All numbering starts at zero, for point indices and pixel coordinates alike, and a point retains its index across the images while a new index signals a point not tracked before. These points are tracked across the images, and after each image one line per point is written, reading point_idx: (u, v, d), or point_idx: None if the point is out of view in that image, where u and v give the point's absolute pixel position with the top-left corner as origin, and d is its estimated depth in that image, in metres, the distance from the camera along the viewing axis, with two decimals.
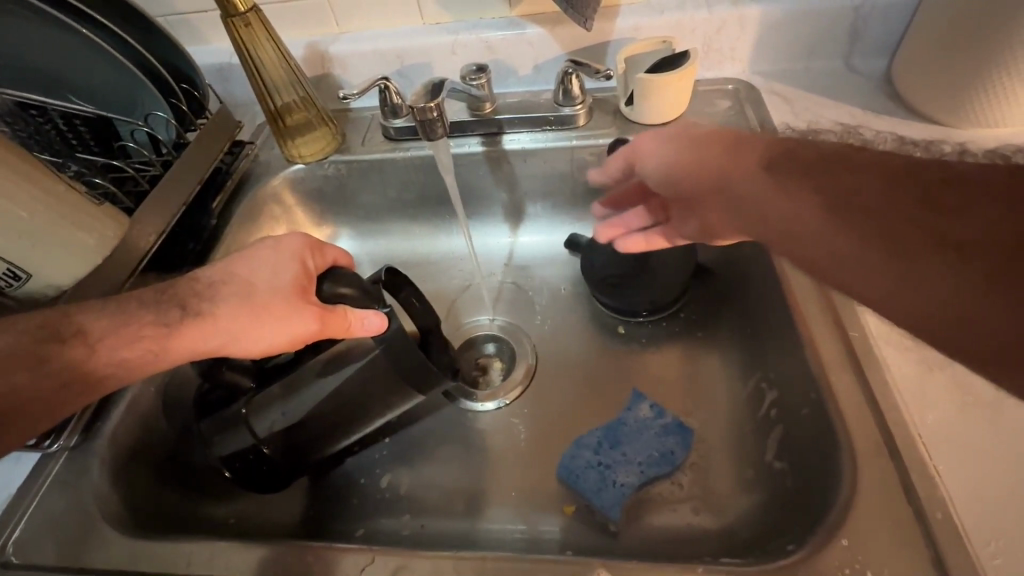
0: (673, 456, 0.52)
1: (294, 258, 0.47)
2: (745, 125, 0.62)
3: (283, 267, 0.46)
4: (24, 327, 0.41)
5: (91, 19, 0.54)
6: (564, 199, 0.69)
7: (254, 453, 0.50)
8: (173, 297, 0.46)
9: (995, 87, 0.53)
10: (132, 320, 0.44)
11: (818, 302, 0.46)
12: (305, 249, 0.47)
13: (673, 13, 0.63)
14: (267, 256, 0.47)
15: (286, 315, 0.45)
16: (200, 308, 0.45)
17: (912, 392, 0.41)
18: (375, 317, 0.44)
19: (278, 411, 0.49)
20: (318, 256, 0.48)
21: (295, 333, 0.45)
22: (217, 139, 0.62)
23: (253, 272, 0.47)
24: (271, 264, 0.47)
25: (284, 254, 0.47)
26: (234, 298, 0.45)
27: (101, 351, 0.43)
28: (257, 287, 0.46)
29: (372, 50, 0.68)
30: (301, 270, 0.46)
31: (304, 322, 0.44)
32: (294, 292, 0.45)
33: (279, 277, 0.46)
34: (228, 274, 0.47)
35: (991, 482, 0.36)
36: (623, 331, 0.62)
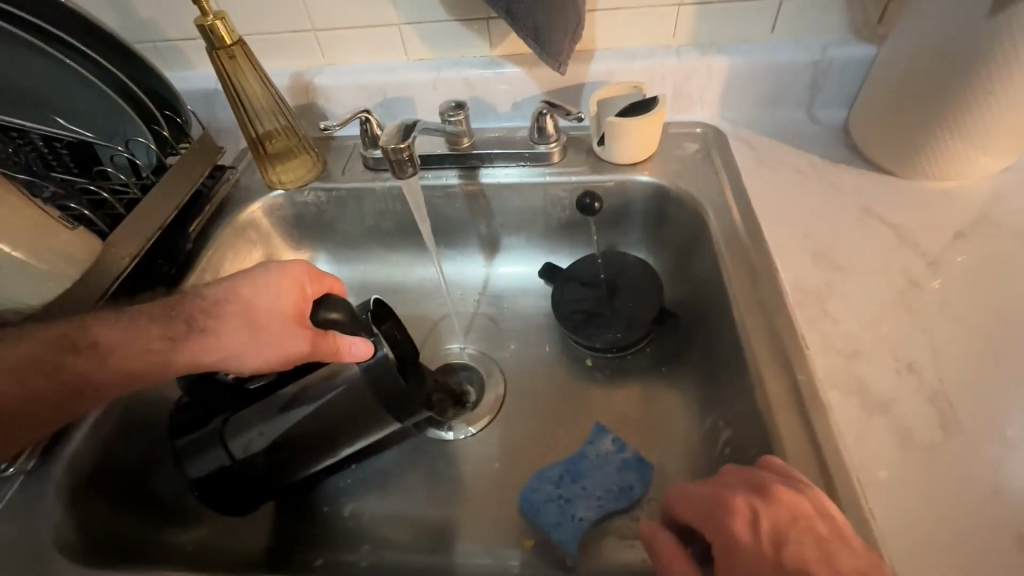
0: (631, 491, 0.52)
1: (296, 283, 0.48)
2: (711, 167, 0.65)
3: (283, 291, 0.47)
4: (44, 336, 0.42)
5: (76, 48, 0.56)
6: (537, 232, 0.71)
7: (226, 472, 0.49)
8: (183, 312, 0.45)
9: (941, 145, 0.57)
10: (140, 333, 0.44)
11: (770, 343, 0.48)
12: (305, 275, 0.49)
13: (645, 60, 0.66)
14: (272, 278, 0.47)
15: (283, 336, 0.46)
16: (209, 325, 0.45)
17: (854, 436, 0.42)
18: (362, 345, 0.45)
19: (256, 431, 0.48)
20: (318, 283, 0.49)
21: (286, 352, 0.46)
22: (199, 162, 0.63)
23: (256, 290, 0.46)
24: (273, 285, 0.47)
25: (285, 277, 0.47)
26: (240, 315, 0.46)
27: (109, 359, 0.43)
28: (261, 309, 0.46)
29: (353, 83, 0.70)
30: (298, 295, 0.48)
31: (297, 344, 0.46)
32: (292, 315, 0.47)
33: (280, 300, 0.47)
34: (233, 293, 0.46)
35: (922, 525, 0.38)
36: (590, 362, 0.64)
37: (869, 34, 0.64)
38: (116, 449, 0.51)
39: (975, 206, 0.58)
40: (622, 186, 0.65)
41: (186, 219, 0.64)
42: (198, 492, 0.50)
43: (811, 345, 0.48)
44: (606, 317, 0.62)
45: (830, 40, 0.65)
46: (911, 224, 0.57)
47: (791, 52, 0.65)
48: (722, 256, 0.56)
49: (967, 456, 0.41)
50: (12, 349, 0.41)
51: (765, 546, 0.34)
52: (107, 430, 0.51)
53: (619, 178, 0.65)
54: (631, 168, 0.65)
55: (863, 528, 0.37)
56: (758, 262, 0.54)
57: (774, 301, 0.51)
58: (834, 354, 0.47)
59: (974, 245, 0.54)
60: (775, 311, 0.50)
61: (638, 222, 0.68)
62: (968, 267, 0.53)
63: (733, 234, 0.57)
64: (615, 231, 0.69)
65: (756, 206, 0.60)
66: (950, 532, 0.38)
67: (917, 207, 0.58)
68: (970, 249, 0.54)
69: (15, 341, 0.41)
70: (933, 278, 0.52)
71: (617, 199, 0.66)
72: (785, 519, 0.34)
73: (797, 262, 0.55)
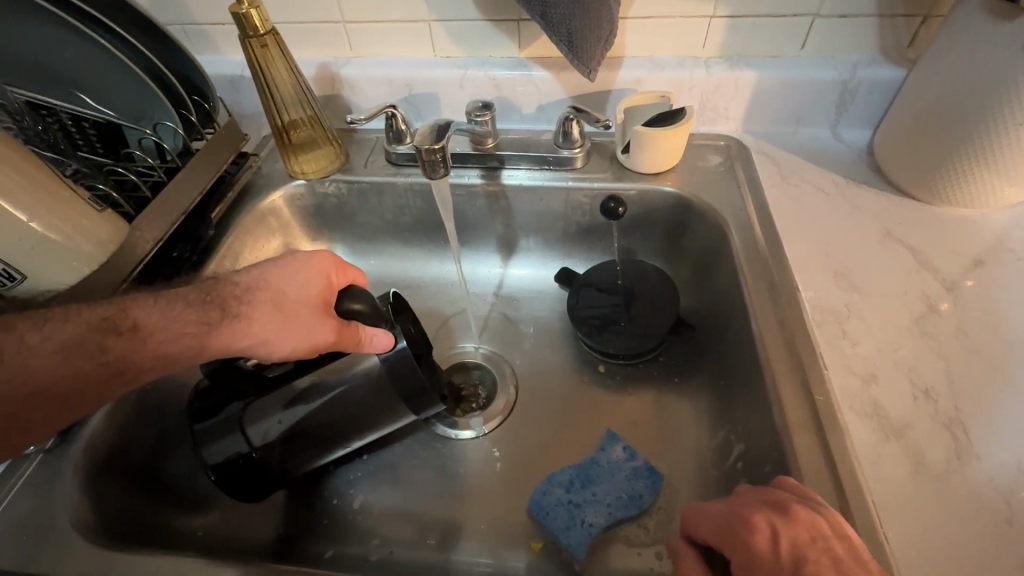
0: (641, 500, 0.53)
1: (321, 273, 0.48)
2: (733, 181, 0.65)
3: (310, 280, 0.48)
4: (87, 317, 0.42)
5: (107, 27, 0.55)
6: (555, 236, 0.71)
7: (243, 459, 0.50)
8: (218, 297, 0.45)
9: (966, 172, 0.57)
10: (177, 316, 0.44)
11: (789, 361, 0.48)
12: (331, 266, 0.49)
13: (673, 70, 0.66)
14: (300, 268, 0.48)
15: (308, 325, 0.46)
16: (242, 311, 0.45)
17: (868, 459, 0.43)
18: (382, 336, 0.45)
19: (274, 419, 0.49)
20: (342, 273, 0.50)
21: (309, 340, 0.46)
22: (224, 147, 0.63)
23: (285, 278, 0.47)
24: (301, 276, 0.47)
25: (312, 268, 0.48)
26: (268, 303, 0.46)
27: (149, 341, 0.43)
28: (291, 297, 0.47)
29: (380, 77, 0.70)
30: (325, 284, 0.48)
31: (320, 333, 0.46)
32: (320, 304, 0.47)
33: (307, 290, 0.47)
34: (261, 281, 0.47)
35: (934, 550, 0.38)
36: (603, 369, 0.64)
37: (899, 57, 0.64)
38: (131, 433, 0.51)
39: (995, 234, 0.58)
40: (644, 195, 0.65)
41: (208, 205, 0.64)
42: (213, 478, 0.50)
43: (828, 366, 0.48)
44: (621, 325, 0.62)
45: (859, 60, 0.65)
46: (931, 250, 0.57)
47: (821, 71, 0.65)
48: (742, 272, 0.56)
49: (981, 484, 0.41)
50: (55, 332, 0.41)
51: (784, 561, 0.34)
52: (125, 412, 0.51)
53: (642, 187, 0.65)
54: (654, 177, 0.65)
55: (877, 551, 0.38)
56: (777, 278, 0.54)
57: (793, 319, 0.51)
58: (852, 376, 0.48)
59: (994, 273, 0.55)
60: (794, 329, 0.50)
61: (658, 232, 0.68)
62: (987, 294, 0.53)
63: (753, 250, 0.57)
64: (634, 239, 0.70)
65: (777, 222, 0.61)
66: (962, 558, 0.38)
67: (938, 233, 0.59)
68: (990, 277, 0.54)
69: (59, 322, 0.41)
70: (951, 305, 0.52)
71: (639, 207, 0.67)
72: (804, 539, 0.34)
73: (816, 281, 0.55)
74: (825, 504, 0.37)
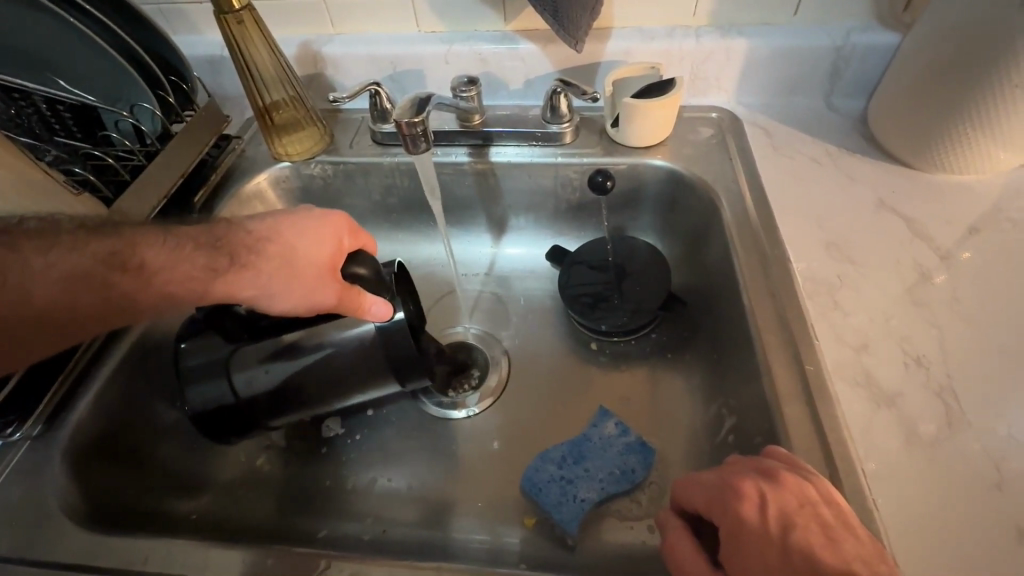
0: (633, 475, 0.53)
1: (334, 234, 0.47)
2: (725, 153, 0.63)
3: (323, 240, 0.47)
4: (93, 250, 0.41)
5: (80, 8, 0.55)
6: (546, 214, 0.70)
7: (228, 406, 0.50)
8: (229, 245, 0.44)
9: (960, 138, 0.56)
10: (184, 259, 0.43)
11: (780, 332, 0.48)
12: (345, 229, 0.48)
13: (663, 40, 0.64)
14: (316, 226, 0.47)
15: (311, 286, 0.45)
16: (251, 261, 0.44)
17: (859, 429, 0.43)
18: (381, 305, 0.45)
19: (262, 369, 0.49)
20: (355, 238, 0.48)
21: (311, 299, 0.45)
22: (204, 130, 0.63)
23: (298, 235, 0.46)
24: (314, 234, 0.46)
25: (325, 228, 0.47)
26: (278, 258, 0.45)
27: (153, 280, 0.42)
28: (301, 254, 0.45)
29: (363, 55, 0.68)
30: (336, 246, 0.47)
31: (320, 294, 0.45)
32: (327, 266, 0.45)
33: (318, 250, 0.46)
34: (275, 234, 0.45)
35: (921, 517, 0.39)
36: (595, 346, 0.64)
37: (895, 22, 0.62)
38: (120, 418, 0.51)
39: (990, 202, 0.57)
40: (634, 170, 0.64)
41: (190, 189, 0.64)
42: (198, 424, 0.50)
43: (818, 336, 0.48)
44: (612, 302, 0.62)
45: (854, 26, 0.63)
46: (926, 218, 0.56)
47: (814, 38, 0.63)
48: (732, 244, 0.55)
49: (973, 451, 0.41)
50: (60, 261, 0.40)
51: (772, 527, 0.34)
52: (112, 397, 0.51)
53: (632, 161, 0.64)
54: (644, 151, 0.64)
55: (866, 518, 0.38)
56: (769, 250, 0.54)
57: (784, 290, 0.51)
58: (843, 347, 0.47)
59: (989, 241, 0.54)
60: (785, 301, 0.50)
61: (648, 206, 0.67)
62: (981, 263, 0.52)
63: (745, 222, 0.56)
64: (624, 216, 0.69)
65: (769, 193, 0.60)
66: (950, 524, 0.38)
67: (932, 201, 0.58)
68: (984, 246, 0.54)
69: (64, 250, 0.40)
70: (944, 274, 0.52)
71: (629, 181, 0.65)
72: (792, 505, 0.34)
73: (808, 252, 0.54)
74: (813, 471, 0.37)
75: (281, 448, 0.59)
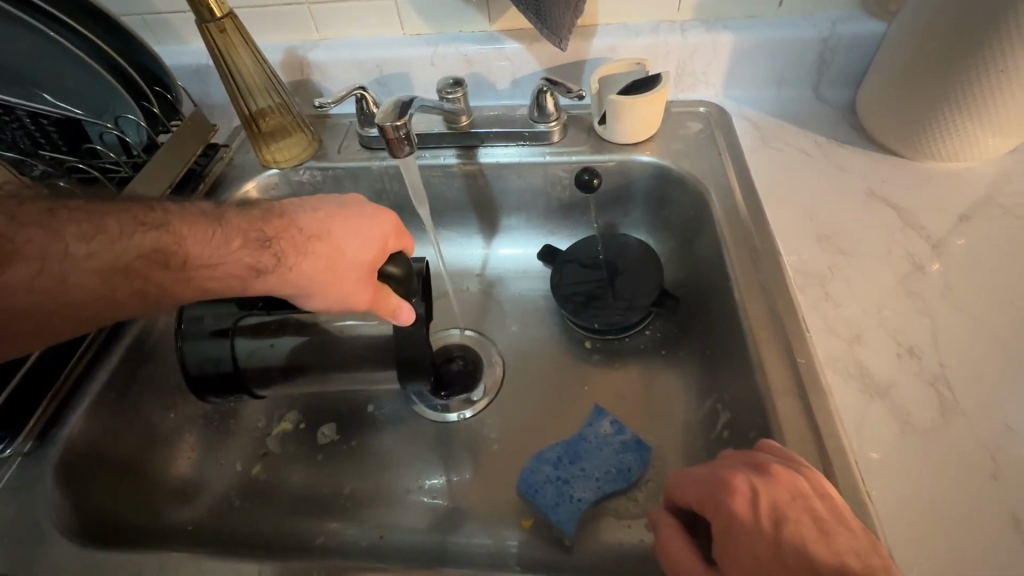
0: (629, 473, 0.53)
1: (381, 236, 0.46)
2: (714, 147, 0.63)
3: (370, 241, 0.46)
4: (138, 243, 0.39)
5: (52, 16, 0.54)
6: (540, 214, 0.70)
7: (223, 371, 0.49)
8: (278, 244, 0.43)
9: (949, 126, 0.55)
10: (231, 257, 0.42)
11: (772, 326, 0.48)
12: (392, 231, 0.47)
13: (648, 35, 0.64)
14: (366, 226, 0.46)
15: (349, 288, 0.45)
16: (296, 262, 0.43)
17: (851, 421, 0.42)
18: (408, 310, 0.47)
19: (265, 341, 0.49)
20: (399, 241, 0.48)
21: (346, 302, 0.45)
22: (192, 140, 0.64)
23: (347, 236, 0.45)
24: (362, 235, 0.45)
25: (374, 230, 0.46)
26: (324, 258, 0.44)
27: (192, 277, 0.41)
28: (346, 256, 0.44)
29: (349, 59, 0.68)
30: (381, 248, 0.46)
31: (355, 297, 0.45)
32: (369, 269, 0.45)
33: (363, 251, 0.45)
34: (324, 231, 0.44)
35: (917, 507, 0.38)
36: (590, 345, 0.63)
37: (879, 10, 0.62)
38: (111, 431, 0.51)
39: (979, 189, 0.57)
40: (623, 167, 0.64)
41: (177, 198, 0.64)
42: (189, 375, 0.48)
43: (810, 329, 0.48)
44: (606, 299, 0.61)
45: (838, 16, 0.63)
46: (915, 207, 0.56)
47: (799, 29, 0.63)
48: (723, 239, 0.55)
49: (966, 439, 0.41)
50: (103, 251, 0.38)
51: (763, 522, 0.34)
52: (104, 410, 0.51)
53: (621, 158, 0.63)
54: (632, 148, 0.64)
55: (862, 512, 0.37)
56: (760, 244, 0.53)
57: (775, 283, 0.50)
58: (835, 339, 0.47)
59: (978, 228, 0.54)
60: (776, 294, 0.49)
61: (638, 203, 0.67)
62: (971, 250, 0.52)
63: (735, 216, 0.56)
64: (615, 212, 0.69)
65: (758, 186, 0.59)
66: (945, 514, 0.38)
67: (923, 190, 0.57)
68: (975, 232, 0.53)
69: (109, 240, 0.39)
70: (936, 263, 0.51)
71: (618, 179, 0.65)
72: (785, 498, 0.34)
73: (799, 245, 0.54)
74: (806, 464, 0.37)
75: (277, 455, 0.58)
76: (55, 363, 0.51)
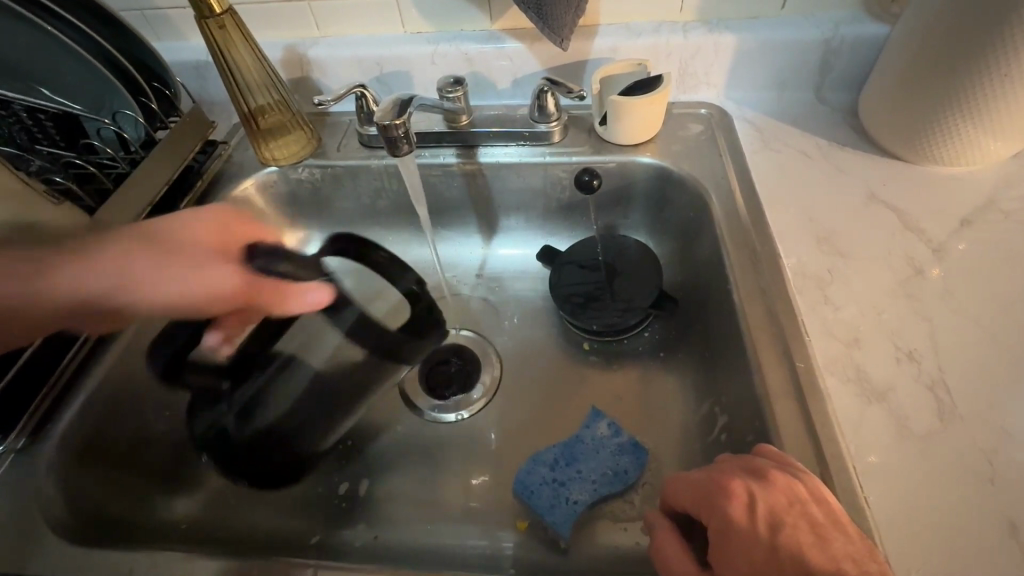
0: (626, 476, 0.52)
1: (219, 223, 0.51)
2: (715, 148, 0.63)
3: (207, 228, 0.50)
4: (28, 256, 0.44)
5: (52, 12, 0.55)
6: (539, 214, 0.69)
7: (257, 442, 0.50)
8: (162, 244, 0.48)
9: (951, 129, 0.55)
10: (133, 255, 0.47)
11: (771, 329, 0.47)
12: (229, 218, 0.51)
13: (650, 36, 0.64)
14: (203, 220, 0.50)
15: (203, 274, 0.49)
16: (144, 252, 0.47)
17: (850, 426, 0.42)
18: (315, 293, 0.52)
19: (263, 407, 0.51)
20: (242, 226, 0.52)
21: (210, 289, 0.49)
22: (189, 137, 0.63)
23: (188, 226, 0.49)
24: (199, 224, 0.50)
25: (210, 218, 0.50)
26: (164, 247, 0.48)
27: (100, 276, 0.46)
28: (180, 241, 0.49)
29: (348, 56, 0.68)
30: (217, 232, 0.50)
31: (215, 280, 0.50)
32: (214, 252, 0.50)
33: (195, 234, 0.49)
34: (165, 227, 0.49)
35: (914, 513, 0.38)
36: (588, 347, 0.63)
37: (882, 12, 0.62)
38: (105, 428, 0.51)
39: (981, 193, 0.57)
40: (624, 168, 0.64)
41: (175, 195, 0.63)
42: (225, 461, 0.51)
43: (809, 332, 0.47)
44: (604, 301, 0.61)
45: (840, 18, 0.62)
46: (917, 211, 0.56)
47: (802, 31, 0.62)
48: (722, 241, 0.55)
49: (966, 444, 0.41)
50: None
51: (761, 528, 0.34)
52: (98, 408, 0.50)
53: (621, 159, 0.63)
54: (633, 148, 0.63)
55: (860, 518, 0.37)
56: (759, 247, 0.53)
57: (774, 286, 0.50)
58: (834, 343, 0.47)
59: (979, 233, 0.53)
60: (775, 297, 0.49)
61: (639, 204, 0.67)
62: (972, 254, 0.52)
63: (735, 218, 0.56)
64: (615, 214, 0.68)
65: (759, 188, 0.59)
66: (943, 520, 0.38)
67: (924, 194, 0.57)
68: (976, 237, 0.53)
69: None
70: (937, 267, 0.51)
71: (619, 179, 0.65)
72: (782, 503, 0.34)
73: (799, 247, 0.54)
74: (804, 470, 0.37)
75: None
76: (50, 359, 0.51)
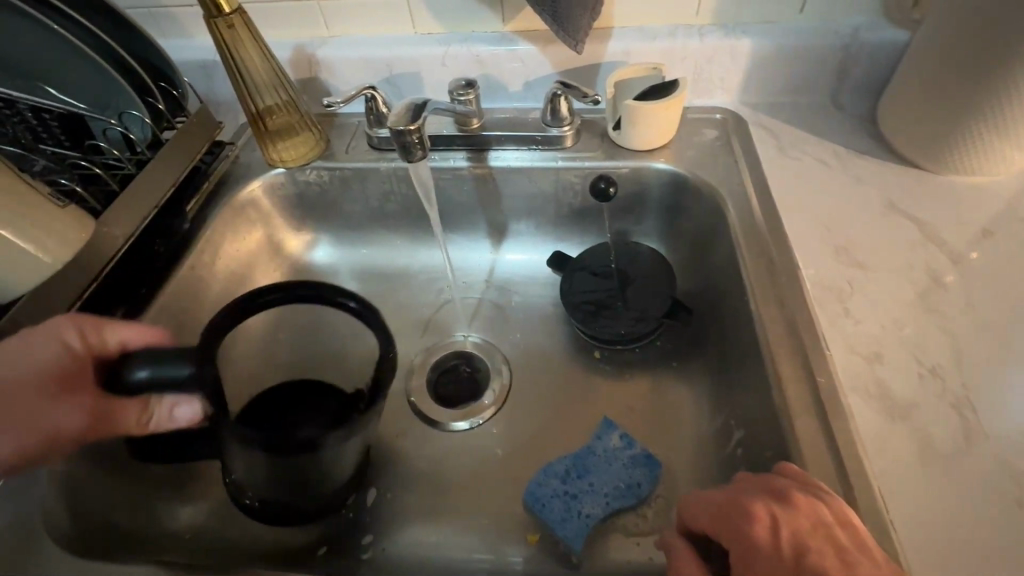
0: (639, 489, 0.51)
1: (58, 334, 0.44)
2: (731, 155, 0.62)
3: (45, 344, 0.44)
4: None
5: (58, 9, 0.53)
6: (549, 219, 0.68)
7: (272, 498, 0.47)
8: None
9: (973, 138, 0.54)
10: None
11: (789, 343, 0.46)
12: (75, 326, 0.44)
13: (665, 39, 0.63)
14: (34, 337, 0.44)
15: (43, 412, 0.43)
16: None
17: (873, 444, 0.41)
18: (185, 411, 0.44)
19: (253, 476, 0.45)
20: (94, 335, 0.44)
21: (54, 428, 0.43)
22: (197, 138, 0.62)
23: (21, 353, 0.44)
24: (37, 341, 0.44)
25: (41, 332, 0.44)
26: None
27: None
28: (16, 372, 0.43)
29: (358, 57, 0.67)
30: (59, 348, 0.44)
31: (56, 418, 0.43)
32: (51, 380, 0.43)
33: (33, 356, 0.43)
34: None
35: (940, 535, 0.37)
36: (599, 355, 0.62)
37: (902, 18, 0.61)
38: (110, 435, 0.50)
39: (1002, 203, 0.56)
40: (637, 173, 0.62)
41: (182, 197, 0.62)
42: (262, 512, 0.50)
43: (829, 346, 0.46)
44: (616, 308, 0.60)
45: (860, 22, 0.61)
46: (938, 221, 0.55)
47: (820, 36, 0.61)
48: (739, 250, 0.53)
49: (991, 463, 0.40)
50: None
51: (784, 551, 0.33)
52: None
53: (635, 165, 0.62)
54: (647, 154, 0.62)
55: (885, 540, 0.36)
56: (777, 257, 0.52)
57: (793, 297, 0.49)
58: (855, 357, 0.46)
59: (1002, 244, 0.52)
60: (794, 309, 0.48)
61: (652, 210, 0.66)
62: (995, 267, 0.51)
63: (752, 227, 0.55)
64: (627, 220, 0.67)
65: (776, 197, 0.58)
66: (970, 543, 0.37)
67: (944, 204, 0.56)
68: (998, 249, 0.52)
69: None
70: (959, 280, 0.50)
71: (633, 185, 0.64)
72: (805, 526, 0.33)
73: (817, 258, 0.53)
74: (827, 490, 0.36)
75: None
76: None
